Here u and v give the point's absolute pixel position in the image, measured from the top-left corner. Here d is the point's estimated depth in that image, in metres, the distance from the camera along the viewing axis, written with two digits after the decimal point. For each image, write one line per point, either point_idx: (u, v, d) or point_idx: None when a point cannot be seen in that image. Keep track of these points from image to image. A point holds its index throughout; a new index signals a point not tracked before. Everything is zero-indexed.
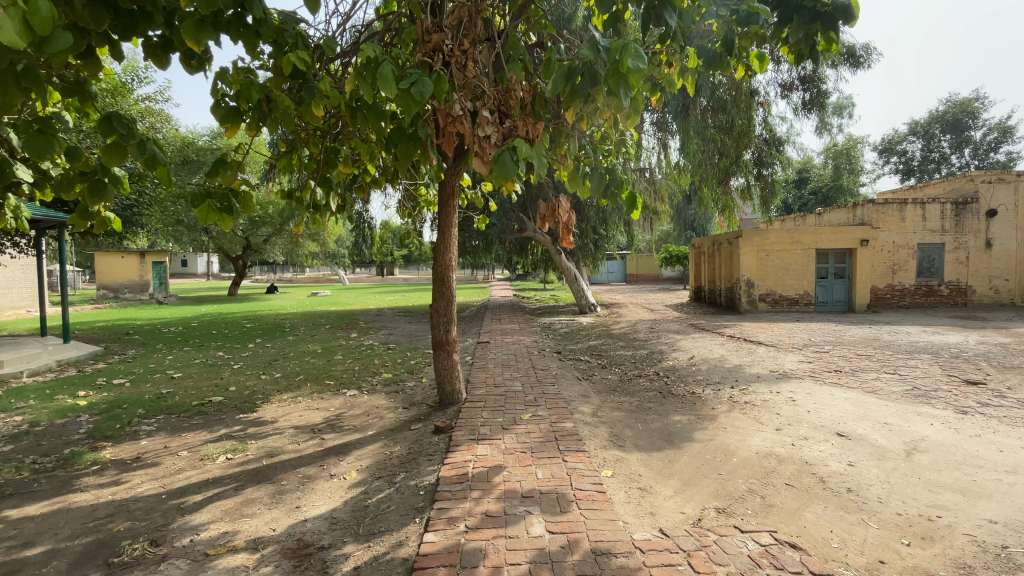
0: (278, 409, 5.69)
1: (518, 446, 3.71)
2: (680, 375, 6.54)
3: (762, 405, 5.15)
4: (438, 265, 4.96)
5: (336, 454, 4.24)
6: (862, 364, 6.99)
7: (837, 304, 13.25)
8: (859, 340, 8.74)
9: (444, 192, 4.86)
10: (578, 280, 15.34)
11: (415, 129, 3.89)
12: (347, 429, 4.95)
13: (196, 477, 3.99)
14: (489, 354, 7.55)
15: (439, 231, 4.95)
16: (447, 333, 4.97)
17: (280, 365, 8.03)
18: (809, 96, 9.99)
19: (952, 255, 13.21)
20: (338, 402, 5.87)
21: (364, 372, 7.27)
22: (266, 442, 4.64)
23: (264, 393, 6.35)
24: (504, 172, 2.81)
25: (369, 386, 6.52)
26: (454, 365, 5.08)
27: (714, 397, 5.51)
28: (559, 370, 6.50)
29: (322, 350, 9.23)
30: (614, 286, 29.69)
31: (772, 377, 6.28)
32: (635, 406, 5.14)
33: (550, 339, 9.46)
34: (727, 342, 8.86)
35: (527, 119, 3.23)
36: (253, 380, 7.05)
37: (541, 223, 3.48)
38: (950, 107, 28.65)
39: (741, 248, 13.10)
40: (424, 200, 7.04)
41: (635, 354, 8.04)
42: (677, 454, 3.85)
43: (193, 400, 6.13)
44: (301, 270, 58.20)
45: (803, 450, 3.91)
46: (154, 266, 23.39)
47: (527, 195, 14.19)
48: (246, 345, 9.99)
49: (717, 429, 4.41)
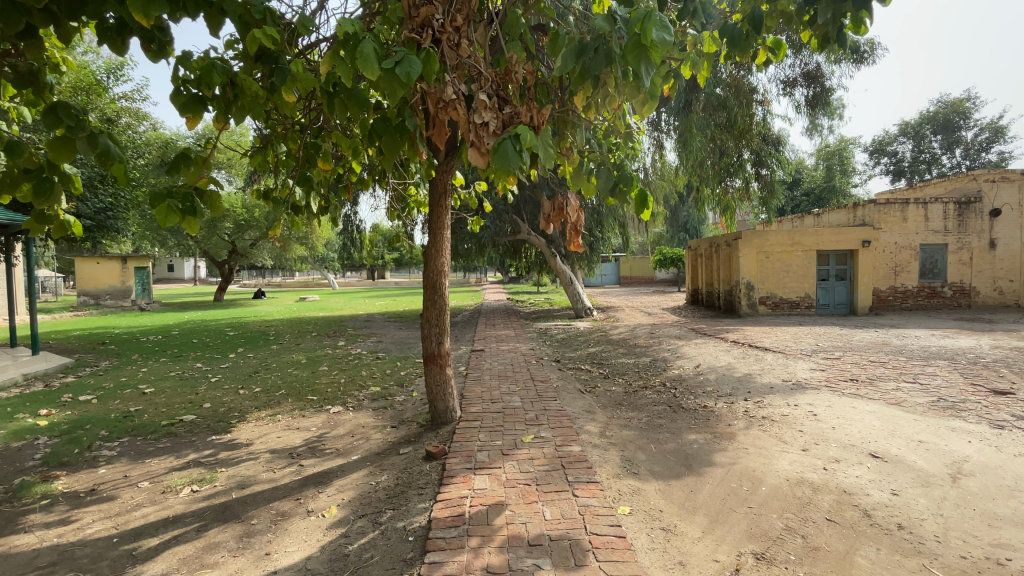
0: (255, 429, 5.20)
1: (521, 477, 3.28)
2: (689, 386, 6.14)
3: (781, 420, 4.76)
4: (430, 269, 4.52)
5: (315, 485, 3.79)
6: (878, 371, 6.62)
7: (839, 306, 12.94)
8: (869, 346, 8.39)
9: (436, 190, 4.41)
10: (573, 282, 14.92)
11: (402, 120, 3.45)
12: (329, 453, 4.49)
13: (155, 515, 3.51)
14: (484, 364, 7.10)
15: (430, 232, 4.49)
16: (440, 345, 4.52)
17: (261, 377, 7.53)
18: (813, 92, 9.64)
19: (956, 255, 12.94)
20: (321, 420, 5.40)
21: (350, 386, 6.78)
22: (238, 469, 4.17)
23: (241, 410, 5.85)
24: (505, 165, 2.41)
25: (356, 401, 6.04)
26: (448, 381, 4.63)
27: (728, 411, 5.10)
28: (559, 382, 6.06)
29: (307, 360, 8.72)
30: (608, 289, 29.46)
31: (786, 388, 5.89)
32: (645, 423, 4.72)
33: (547, 347, 9.05)
34: (732, 348, 8.48)
35: (530, 104, 2.80)
36: (230, 396, 6.54)
37: (546, 224, 3.08)
38: (940, 107, 28.66)
39: (740, 249, 12.76)
40: (414, 201, 6.60)
41: (638, 362, 7.63)
42: (698, 482, 3.43)
43: (163, 419, 5.61)
44: (291, 274, 57.40)
45: (839, 476, 3.52)
46: (137, 271, 22.70)
47: (522, 196, 13.81)
48: (227, 356, 9.46)
49: (737, 451, 4.00)
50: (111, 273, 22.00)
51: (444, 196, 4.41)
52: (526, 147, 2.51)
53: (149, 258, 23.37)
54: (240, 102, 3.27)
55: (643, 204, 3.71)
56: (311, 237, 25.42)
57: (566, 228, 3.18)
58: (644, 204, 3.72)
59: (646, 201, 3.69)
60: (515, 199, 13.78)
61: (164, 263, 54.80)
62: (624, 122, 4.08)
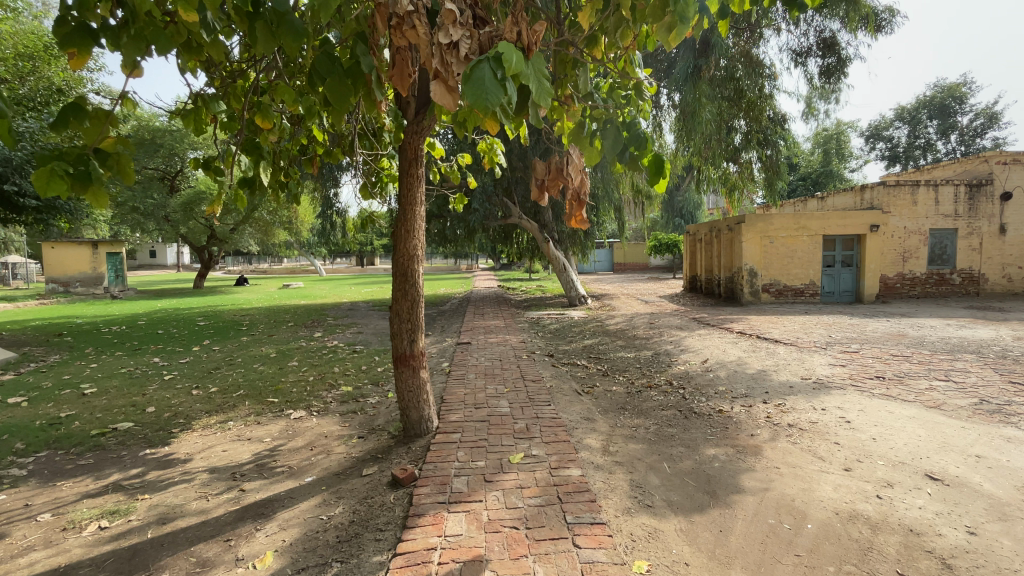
0: (198, 440, 4.46)
1: (507, 518, 2.57)
2: (699, 385, 5.45)
3: (812, 430, 4.08)
4: (400, 252, 3.77)
5: (252, 520, 3.07)
6: (905, 368, 5.97)
7: (844, 294, 12.39)
8: (885, 338, 7.76)
9: (404, 157, 3.64)
10: (567, 269, 14.19)
11: (354, 57, 2.71)
12: (278, 473, 3.75)
13: (44, 564, 2.76)
14: (469, 360, 6.38)
15: (399, 207, 3.73)
16: (413, 345, 3.80)
17: (220, 375, 6.75)
18: (827, 63, 8.89)
19: (965, 241, 12.36)
20: (278, 429, 4.64)
21: (319, 385, 6.04)
22: (163, 499, 3.43)
23: (187, 416, 5.10)
24: (481, 99, 1.66)
25: (321, 404, 5.29)
26: (422, 386, 3.90)
27: (747, 417, 4.42)
28: (553, 382, 5.35)
29: (276, 354, 7.96)
30: (601, 276, 28.85)
31: (808, 388, 5.23)
32: (653, 433, 4.02)
33: (539, 338, 8.35)
34: (739, 340, 7.81)
35: (519, 17, 2.02)
36: (180, 397, 5.79)
37: (539, 192, 2.37)
38: (938, 90, 28.05)
39: (744, 234, 12.10)
40: (387, 174, 5.80)
41: (638, 356, 6.94)
42: (728, 519, 2.75)
43: (94, 428, 4.85)
44: (278, 261, 56.36)
45: (897, 509, 2.85)
46: (109, 257, 21.64)
47: (512, 176, 13.04)
48: (189, 349, 8.65)
49: (769, 473, 3.32)
50: (81, 259, 20.98)
51: (415, 164, 3.64)
52: (511, 77, 1.76)
53: (122, 244, 22.30)
54: (133, 29, 2.46)
55: (658, 170, 3.00)
56: (293, 221, 24.45)
57: (565, 199, 2.44)
58: (660, 167, 3.01)
59: (662, 163, 2.98)
60: (504, 180, 12.99)
61: (146, 249, 53.29)
62: (635, 71, 3.34)
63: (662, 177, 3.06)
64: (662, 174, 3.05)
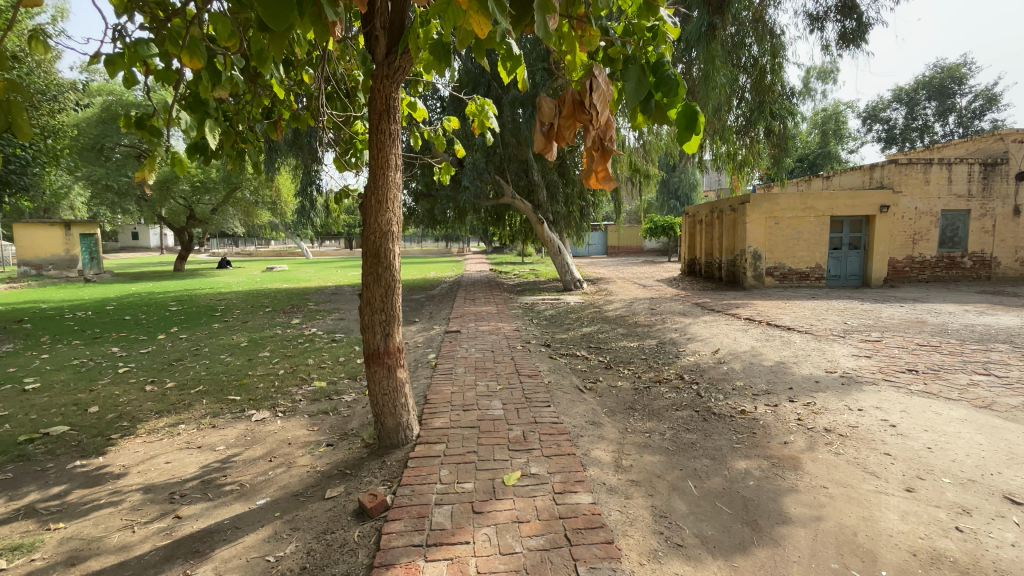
0: (138, 451, 3.81)
1: (501, 570, 1.98)
2: (714, 380, 4.87)
3: (854, 436, 3.54)
4: (371, 227, 3.10)
5: (184, 560, 2.45)
6: (936, 359, 5.45)
7: (851, 278, 11.89)
8: (906, 325, 7.23)
9: (373, 110, 2.96)
10: (562, 252, 13.56)
11: None
12: (226, 493, 3.12)
13: None
14: (458, 351, 5.77)
15: (369, 171, 3.05)
16: (387, 339, 3.17)
17: (182, 368, 6.08)
18: (847, 26, 8.21)
19: (978, 222, 11.85)
20: (234, 435, 4.01)
21: (288, 380, 5.39)
22: (81, 530, 2.80)
23: (134, 419, 4.44)
24: None
25: (288, 403, 4.65)
26: (400, 388, 3.27)
27: (775, 419, 3.86)
28: (551, 377, 4.76)
29: (247, 344, 7.28)
30: (594, 259, 28.39)
31: (837, 383, 4.69)
32: (671, 440, 3.44)
33: (534, 326, 7.74)
34: (750, 327, 7.26)
35: None
36: (132, 395, 5.13)
37: (544, 142, 1.76)
38: (937, 71, 27.44)
39: (748, 214, 11.52)
40: (363, 140, 5.12)
41: (643, 346, 6.36)
42: (781, 564, 2.18)
43: (22, 433, 4.18)
44: (265, 244, 55.09)
45: (986, 548, 2.32)
46: (83, 239, 20.64)
47: (505, 152, 12.35)
48: (153, 338, 7.93)
49: (817, 496, 2.76)
50: (53, 241, 19.92)
51: (386, 117, 2.95)
52: None
53: (96, 225, 21.25)
54: None
55: (692, 123, 2.32)
56: (277, 201, 23.49)
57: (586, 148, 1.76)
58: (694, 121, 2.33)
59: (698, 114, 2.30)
60: (496, 157, 12.27)
61: (129, 231, 51.91)
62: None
63: (694, 136, 2.36)
64: (695, 133, 2.35)
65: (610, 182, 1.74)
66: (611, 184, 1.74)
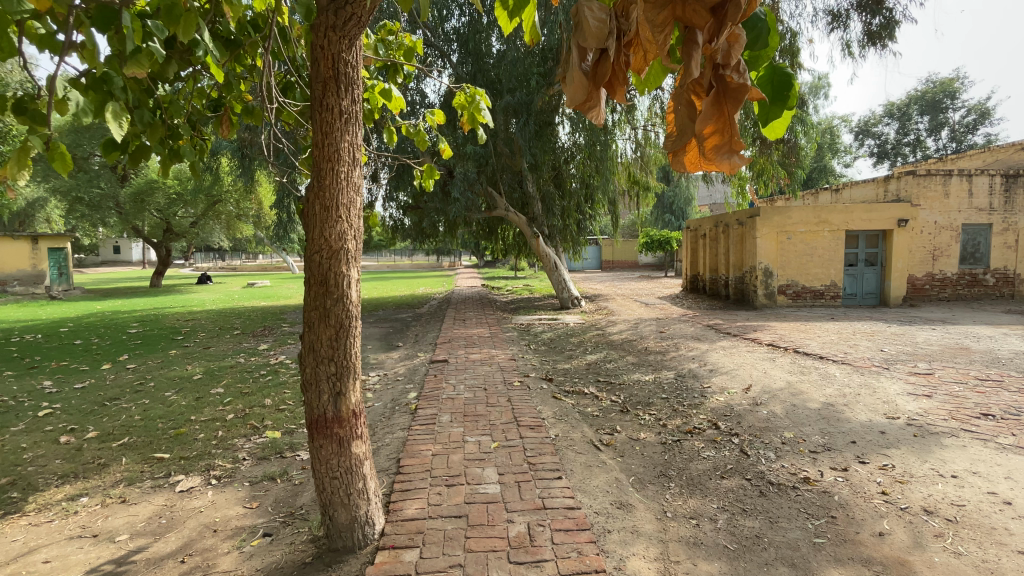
0: (11, 545, 2.84)
1: None
2: (757, 430, 3.97)
3: (968, 523, 2.66)
4: (316, 244, 2.21)
5: None
6: (1010, 398, 4.60)
7: (867, 296, 11.18)
8: (950, 353, 6.42)
9: (316, 77, 2.10)
10: (559, 268, 12.76)
11: None
12: None
13: None
14: (445, 389, 4.84)
15: (312, 165, 2.18)
16: (339, 401, 2.27)
17: (115, 410, 5.10)
18: (874, 23, 7.52)
19: (1000, 237, 11.19)
20: (146, 517, 3.08)
21: (237, 427, 4.43)
22: None
23: (23, 492, 3.45)
24: None
25: (228, 464, 3.69)
26: (359, 466, 2.36)
27: (853, 493, 2.98)
28: (559, 427, 3.85)
29: (201, 377, 6.29)
30: (589, 274, 27.60)
31: (908, 436, 3.83)
32: (730, 531, 2.54)
33: (533, 354, 6.84)
34: (776, 355, 6.41)
35: None
36: (38, 451, 4.14)
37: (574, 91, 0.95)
38: (929, 87, 27.13)
39: (758, 229, 10.78)
40: None
41: (659, 379, 5.46)
42: None
43: None
44: (252, 259, 53.79)
45: None
46: (51, 253, 19.52)
47: (498, 162, 11.58)
48: (96, 369, 6.92)
49: None
50: (19, 256, 18.76)
51: (334, 87, 2.09)
52: None
53: (67, 239, 20.14)
54: None
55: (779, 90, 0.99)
56: (260, 213, 22.55)
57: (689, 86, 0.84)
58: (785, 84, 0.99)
59: (791, 75, 1.00)
60: (488, 167, 11.43)
61: (110, 244, 50.64)
62: None
63: (782, 120, 1.01)
64: (786, 110, 0.99)
65: (736, 152, 0.80)
66: (737, 158, 0.80)
